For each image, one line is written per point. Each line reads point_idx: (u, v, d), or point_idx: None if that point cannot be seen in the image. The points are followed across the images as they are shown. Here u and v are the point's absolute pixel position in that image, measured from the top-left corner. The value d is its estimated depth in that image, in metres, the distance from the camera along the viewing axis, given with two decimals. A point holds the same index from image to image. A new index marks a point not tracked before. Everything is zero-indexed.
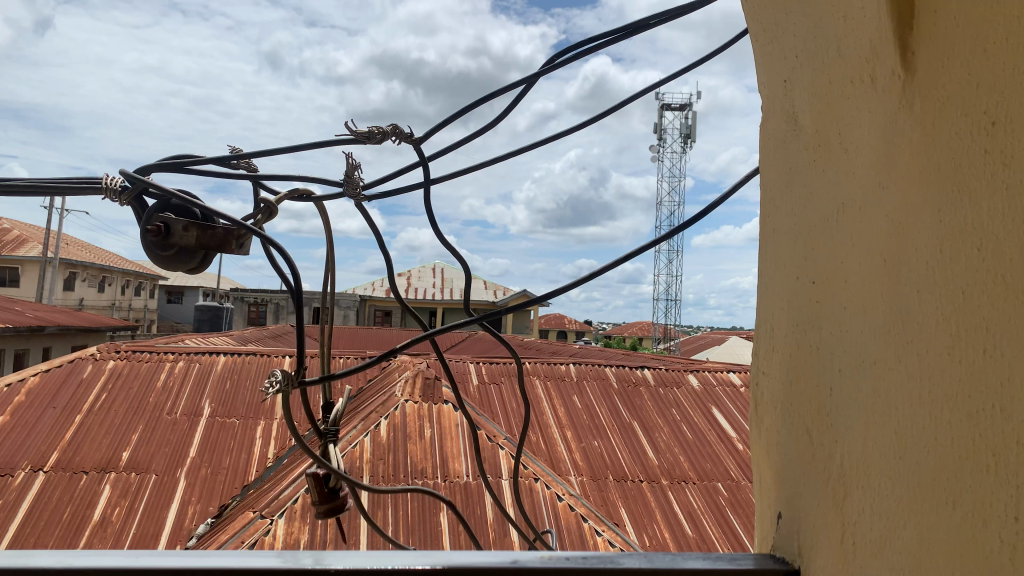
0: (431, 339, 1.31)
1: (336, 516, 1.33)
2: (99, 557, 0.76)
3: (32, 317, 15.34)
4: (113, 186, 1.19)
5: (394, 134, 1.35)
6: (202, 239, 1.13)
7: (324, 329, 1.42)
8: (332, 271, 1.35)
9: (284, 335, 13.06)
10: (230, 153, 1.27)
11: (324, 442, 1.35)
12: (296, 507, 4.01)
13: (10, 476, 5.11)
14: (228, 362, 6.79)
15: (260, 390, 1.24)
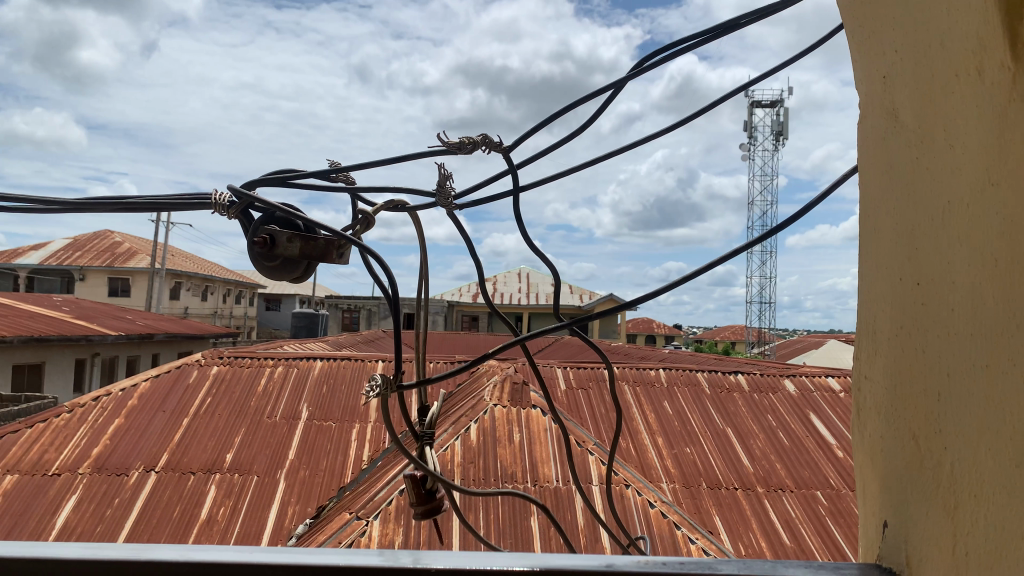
0: (522, 344, 1.32)
1: (433, 517, 1.35)
2: (217, 551, 0.80)
3: (142, 325, 16.22)
4: (221, 201, 1.25)
5: (484, 144, 1.37)
6: (304, 250, 1.18)
7: (418, 335, 1.45)
8: (426, 278, 1.38)
9: (375, 340, 13.38)
10: (330, 167, 1.32)
11: (420, 444, 1.38)
12: (391, 509, 4.10)
13: (125, 475, 5.41)
14: (324, 367, 7.01)
15: (361, 394, 1.28)
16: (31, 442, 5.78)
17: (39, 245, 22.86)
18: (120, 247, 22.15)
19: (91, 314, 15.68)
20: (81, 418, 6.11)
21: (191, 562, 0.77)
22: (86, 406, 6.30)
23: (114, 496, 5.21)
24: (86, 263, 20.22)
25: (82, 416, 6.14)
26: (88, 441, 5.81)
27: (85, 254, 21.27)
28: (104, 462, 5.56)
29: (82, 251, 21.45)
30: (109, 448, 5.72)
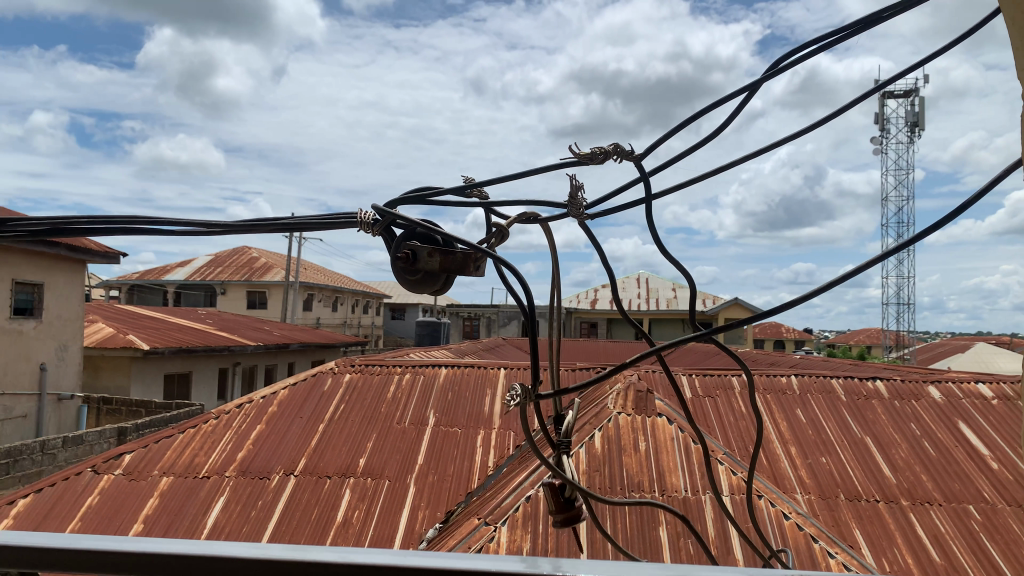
0: (658, 352, 1.33)
1: (573, 526, 1.36)
2: (372, 553, 0.91)
3: (278, 335, 17.14)
4: (366, 219, 1.31)
5: (616, 153, 1.37)
6: (445, 263, 1.23)
7: (550, 343, 1.47)
8: (558, 288, 1.40)
9: (496, 348, 13.55)
10: (465, 184, 1.36)
11: (558, 453, 1.39)
12: (518, 516, 4.14)
13: (267, 478, 5.72)
14: (449, 374, 7.16)
15: (503, 402, 1.32)
16: (184, 446, 6.21)
17: (186, 262, 24.61)
18: (257, 262, 23.51)
19: (233, 326, 16.73)
20: (227, 424, 6.51)
21: (354, 564, 0.90)
22: (231, 412, 6.71)
23: (257, 498, 5.51)
24: (227, 278, 21.58)
25: (228, 422, 6.54)
26: (234, 446, 6.18)
27: (225, 269, 22.72)
28: (248, 465, 5.90)
29: (224, 267, 22.88)
30: (252, 453, 6.07)
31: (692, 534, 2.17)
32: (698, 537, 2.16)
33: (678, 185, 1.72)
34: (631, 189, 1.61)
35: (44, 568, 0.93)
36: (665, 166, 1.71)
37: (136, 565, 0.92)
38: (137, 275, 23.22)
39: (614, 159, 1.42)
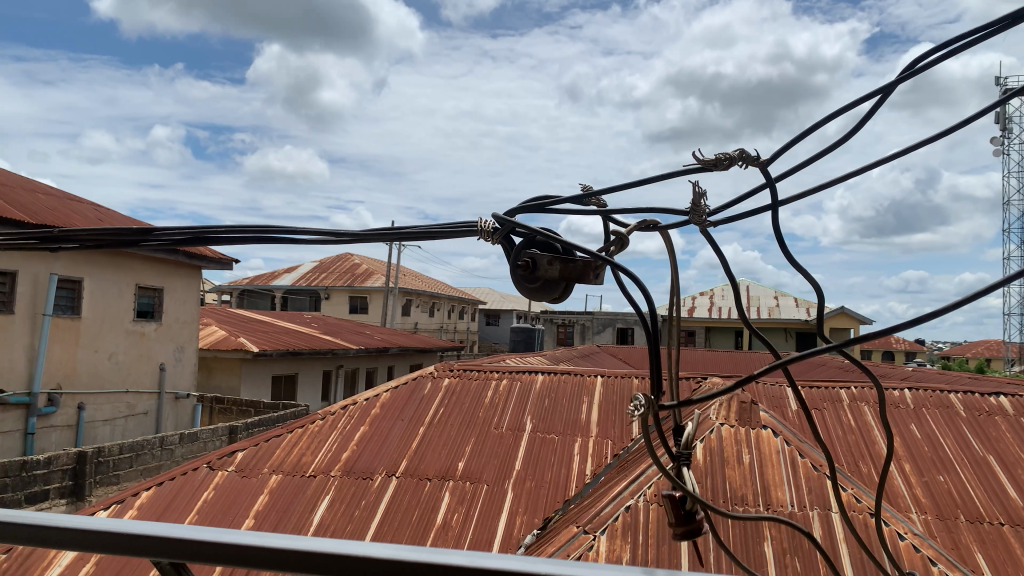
0: (783, 366, 1.30)
1: (693, 539, 1.35)
2: (497, 560, 0.93)
3: (379, 339, 17.63)
4: (486, 228, 1.35)
5: (741, 159, 1.35)
6: (564, 272, 1.30)
7: (669, 353, 1.44)
8: (677, 295, 1.39)
9: (591, 355, 13.51)
10: (583, 193, 1.36)
11: (678, 465, 1.38)
12: (617, 525, 4.11)
13: (370, 479, 5.87)
14: (546, 381, 7.17)
15: (628, 411, 1.35)
16: (292, 446, 6.45)
17: (292, 268, 25.63)
18: (358, 268, 24.25)
19: (336, 330, 17.30)
20: (332, 424, 6.73)
21: (479, 568, 0.93)
22: (336, 414, 6.93)
23: (361, 498, 5.65)
24: (331, 284, 22.36)
25: (333, 422, 6.76)
26: (338, 446, 6.37)
27: (329, 275, 23.54)
28: (352, 466, 6.06)
29: (327, 273, 23.70)
30: (356, 454, 6.24)
31: (811, 542, 2.13)
32: (816, 544, 2.13)
33: (800, 193, 1.67)
34: (754, 196, 1.58)
35: (191, 559, 1.00)
36: (787, 172, 1.66)
37: (273, 560, 0.98)
38: (247, 280, 24.37)
39: (739, 164, 1.40)
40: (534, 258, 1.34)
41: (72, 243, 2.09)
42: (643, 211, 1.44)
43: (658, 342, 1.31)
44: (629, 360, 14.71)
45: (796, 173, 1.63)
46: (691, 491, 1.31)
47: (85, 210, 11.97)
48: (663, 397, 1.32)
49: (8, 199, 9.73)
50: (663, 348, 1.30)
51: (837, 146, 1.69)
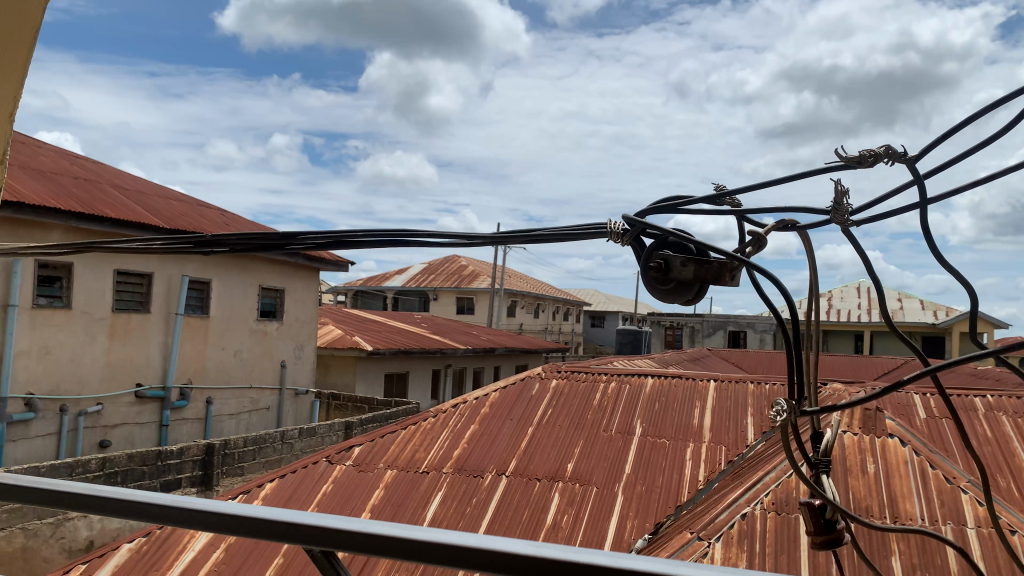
0: (935, 373, 1.24)
1: (834, 548, 1.33)
2: (636, 559, 0.90)
3: (486, 340, 17.86)
4: (615, 229, 1.36)
5: (886, 156, 1.32)
6: (698, 272, 1.31)
7: (811, 359, 1.40)
8: (815, 296, 1.36)
9: (701, 358, 13.21)
10: (717, 192, 1.35)
11: (817, 472, 1.36)
12: (733, 533, 4.01)
13: (481, 476, 5.95)
14: (656, 384, 7.10)
15: (772, 413, 1.35)
16: (405, 442, 6.62)
17: (402, 270, 26.33)
18: (466, 270, 24.63)
19: (445, 330, 17.63)
20: (444, 422, 6.88)
21: (623, 569, 0.89)
22: (448, 412, 7.09)
23: (472, 496, 5.74)
24: (440, 285, 22.83)
25: (445, 420, 6.90)
26: (450, 444, 6.50)
27: (437, 276, 24.04)
28: (464, 464, 6.16)
29: (436, 275, 24.21)
30: (467, 452, 6.34)
31: (960, 554, 2.02)
32: (964, 556, 2.02)
33: (950, 192, 1.58)
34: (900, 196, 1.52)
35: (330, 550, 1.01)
36: (936, 169, 1.59)
37: (396, 549, 0.96)
38: (360, 282, 25.21)
39: (884, 162, 1.37)
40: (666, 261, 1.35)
41: (225, 246, 2.19)
42: (779, 212, 1.42)
43: (798, 348, 1.28)
44: (742, 364, 14.30)
45: (946, 172, 1.56)
46: (832, 501, 1.29)
47: (213, 215, 12.70)
48: (806, 402, 1.32)
49: (145, 206, 10.43)
50: (803, 352, 1.29)
51: (988, 144, 1.60)
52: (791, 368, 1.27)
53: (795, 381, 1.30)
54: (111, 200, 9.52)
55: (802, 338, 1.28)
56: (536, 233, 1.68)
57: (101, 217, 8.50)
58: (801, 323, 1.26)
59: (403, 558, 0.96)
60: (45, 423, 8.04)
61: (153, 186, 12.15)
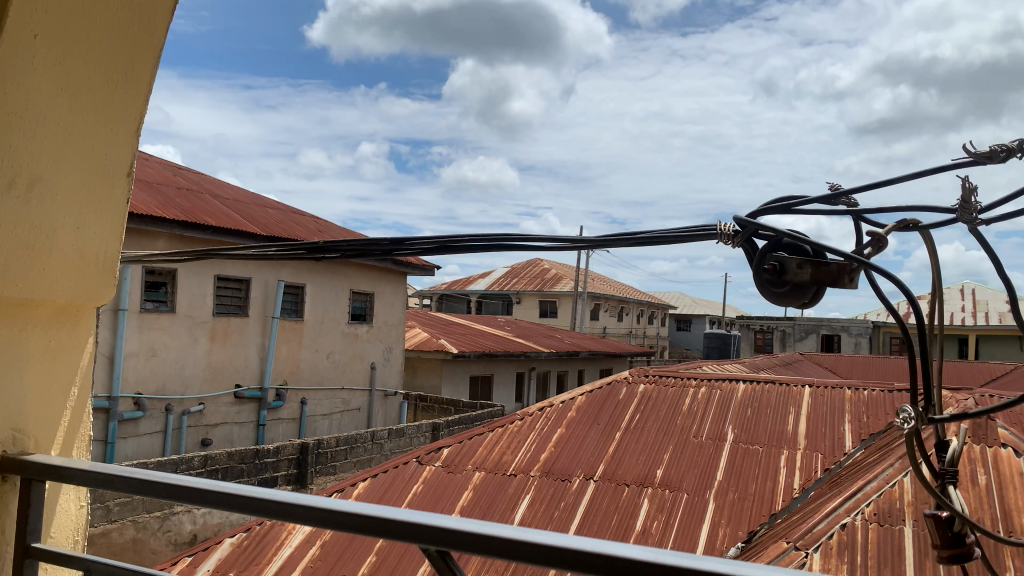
0: None
1: (963, 562, 1.31)
2: (769, 571, 0.82)
3: (570, 343, 17.83)
4: (726, 230, 1.35)
5: (1020, 151, 1.25)
6: (815, 274, 1.29)
7: (936, 365, 1.35)
8: (939, 297, 1.32)
9: (794, 363, 12.85)
10: (833, 191, 1.31)
11: (944, 483, 1.33)
12: (833, 544, 3.86)
13: (569, 481, 5.92)
14: (748, 390, 6.94)
15: (899, 419, 1.32)
16: (493, 444, 6.67)
17: (486, 274, 26.58)
18: (548, 273, 24.68)
19: (529, 334, 17.71)
20: (531, 426, 6.90)
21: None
22: (534, 415, 7.12)
23: (560, 500, 5.72)
24: (523, 288, 22.93)
25: (532, 424, 6.92)
26: (537, 448, 6.50)
27: (520, 280, 24.16)
28: (551, 468, 6.14)
29: (520, 278, 24.33)
30: (555, 455, 6.33)
31: None
32: None
33: None
34: None
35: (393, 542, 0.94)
36: None
37: (495, 548, 0.90)
38: (445, 285, 25.57)
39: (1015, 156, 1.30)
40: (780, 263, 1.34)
41: (334, 252, 2.25)
42: (900, 211, 1.37)
43: (922, 353, 1.24)
44: (835, 369, 13.83)
45: None
46: (960, 514, 1.27)
47: (306, 222, 13.11)
48: (935, 411, 1.29)
49: (243, 214, 10.84)
50: (928, 358, 1.26)
51: None
52: (915, 375, 1.23)
53: (917, 387, 1.26)
54: (211, 209, 9.94)
55: (927, 342, 1.24)
56: (644, 235, 1.68)
57: (202, 225, 8.89)
58: (924, 326, 1.22)
59: (514, 559, 0.89)
60: (152, 421, 8.46)
61: (251, 196, 12.65)
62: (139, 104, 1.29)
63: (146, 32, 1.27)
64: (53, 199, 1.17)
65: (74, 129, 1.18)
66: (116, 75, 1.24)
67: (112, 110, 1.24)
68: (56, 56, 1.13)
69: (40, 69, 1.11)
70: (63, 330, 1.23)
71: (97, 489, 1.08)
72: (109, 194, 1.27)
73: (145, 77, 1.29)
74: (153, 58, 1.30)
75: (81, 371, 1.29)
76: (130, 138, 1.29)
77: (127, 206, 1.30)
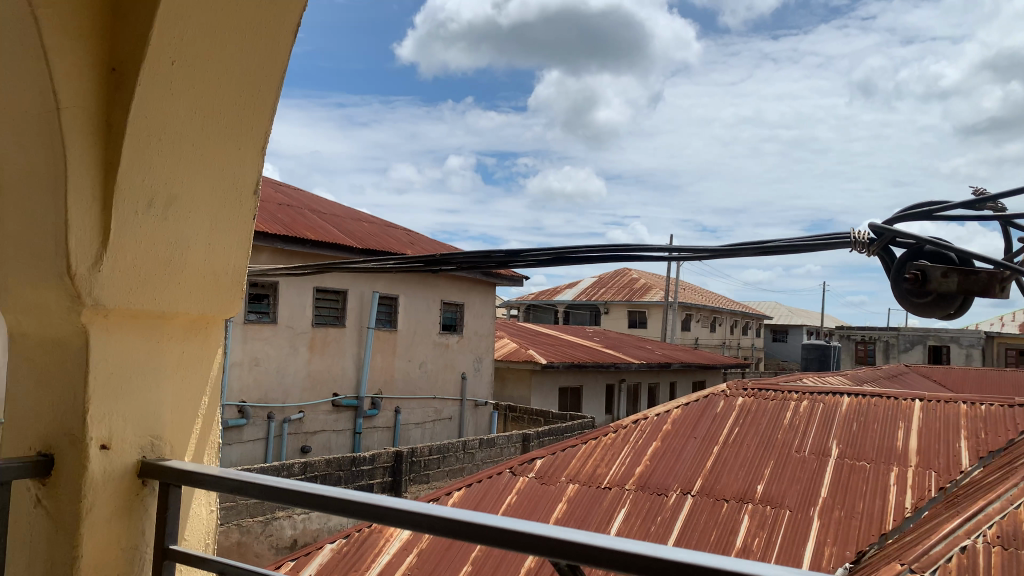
0: None
1: None
2: None
3: (661, 355, 17.57)
4: (862, 239, 1.38)
5: None
6: (963, 284, 1.24)
7: None
8: None
9: (900, 375, 12.29)
10: (979, 197, 1.28)
11: None
12: (950, 567, 3.63)
13: (665, 495, 5.81)
14: (853, 404, 6.68)
15: None
16: (586, 456, 6.63)
17: (574, 284, 26.51)
18: (638, 283, 24.41)
19: (618, 345, 17.55)
20: (625, 438, 6.83)
21: None
22: (628, 427, 7.04)
23: (657, 514, 5.61)
24: (612, 298, 22.76)
25: (626, 436, 6.85)
26: (631, 461, 6.42)
27: (609, 290, 23.98)
28: (647, 481, 6.05)
29: (608, 288, 24.16)
30: (650, 468, 6.23)
31: None
32: None
33: None
34: None
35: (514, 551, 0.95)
36: None
37: (621, 563, 0.88)
38: (533, 296, 25.62)
39: None
40: (922, 271, 1.31)
41: (448, 265, 2.29)
42: None
43: None
44: (945, 382, 13.15)
45: None
46: None
47: (399, 235, 13.40)
48: None
49: (340, 228, 11.17)
50: None
51: None
52: None
53: None
54: (310, 224, 10.27)
55: None
56: (771, 245, 1.66)
57: (302, 239, 9.19)
58: None
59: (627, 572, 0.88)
60: (255, 428, 8.78)
61: (347, 210, 13.02)
62: (264, 123, 1.33)
63: (273, 53, 1.31)
64: (184, 216, 1.23)
65: (205, 148, 1.24)
66: (246, 96, 1.29)
67: (240, 129, 1.29)
68: (189, 83, 1.19)
69: (179, 91, 1.18)
70: (195, 343, 1.29)
71: (230, 495, 1.12)
72: (238, 211, 1.32)
73: (271, 98, 1.34)
74: (278, 79, 1.34)
75: (211, 380, 1.34)
76: (257, 156, 1.33)
77: (253, 224, 1.35)
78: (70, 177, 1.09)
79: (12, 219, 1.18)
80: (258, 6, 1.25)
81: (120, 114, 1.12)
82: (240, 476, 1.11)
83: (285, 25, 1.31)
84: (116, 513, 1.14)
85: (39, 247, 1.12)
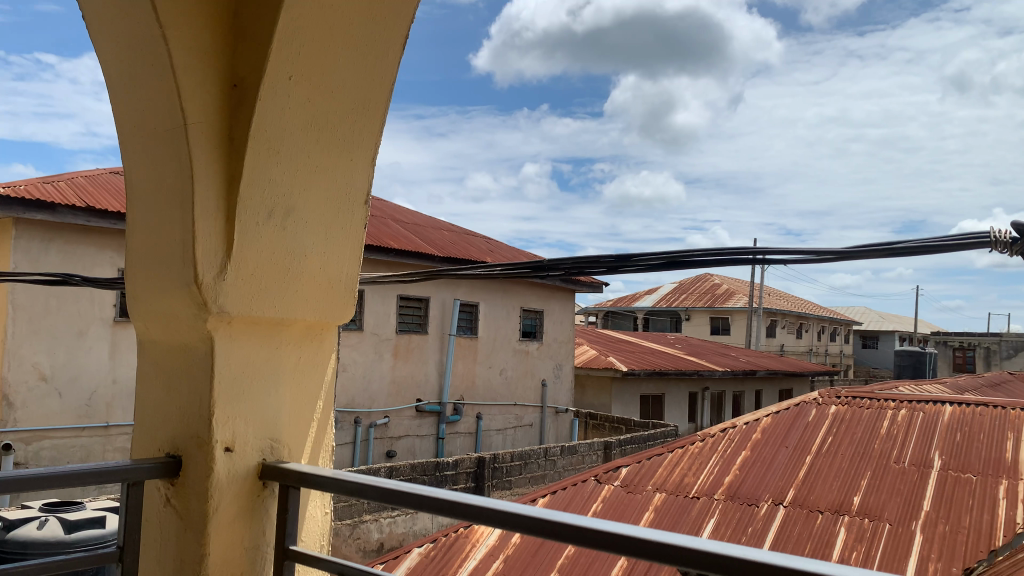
0: None
1: None
2: None
3: (745, 362, 17.17)
4: (1003, 239, 1.34)
5: None
6: None
7: None
8: None
9: (1003, 383, 11.68)
10: None
11: None
12: None
13: (756, 505, 5.66)
14: (955, 413, 6.37)
15: None
16: (673, 465, 6.52)
17: (654, 290, 26.19)
18: (720, 289, 23.93)
19: (701, 352, 17.23)
20: (712, 447, 6.69)
21: None
22: (716, 436, 6.91)
23: (747, 525, 5.46)
24: (693, 304, 22.38)
25: (713, 445, 6.72)
26: (720, 469, 6.29)
27: (690, 295, 23.59)
28: (736, 491, 5.91)
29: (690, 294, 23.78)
30: (740, 478, 6.08)
31: None
32: None
33: None
34: None
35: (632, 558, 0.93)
36: None
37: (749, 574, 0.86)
38: (612, 302, 25.43)
39: None
40: None
41: (555, 270, 2.28)
42: None
43: None
44: None
45: None
46: None
47: (479, 243, 13.53)
48: None
49: (422, 237, 11.36)
50: None
51: None
52: None
53: None
54: (393, 232, 10.48)
55: None
56: (897, 246, 1.59)
57: (386, 248, 9.38)
58: None
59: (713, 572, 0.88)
60: (342, 433, 8.99)
61: (429, 220, 13.25)
62: (374, 134, 1.36)
63: (383, 65, 1.33)
64: (300, 226, 1.27)
65: (316, 159, 1.27)
66: (355, 106, 1.31)
67: (350, 137, 1.31)
68: (304, 95, 1.23)
69: (293, 102, 1.21)
70: (310, 350, 1.33)
71: (346, 496, 1.14)
72: (350, 220, 1.35)
73: (380, 109, 1.36)
74: (387, 89, 1.36)
75: (325, 385, 1.38)
76: (366, 166, 1.36)
77: (363, 233, 1.37)
78: (196, 188, 1.14)
79: (142, 234, 1.24)
80: (368, 20, 1.28)
81: (242, 130, 1.17)
82: (357, 478, 1.13)
83: (394, 37, 1.33)
84: (239, 514, 1.18)
85: (168, 256, 1.18)
